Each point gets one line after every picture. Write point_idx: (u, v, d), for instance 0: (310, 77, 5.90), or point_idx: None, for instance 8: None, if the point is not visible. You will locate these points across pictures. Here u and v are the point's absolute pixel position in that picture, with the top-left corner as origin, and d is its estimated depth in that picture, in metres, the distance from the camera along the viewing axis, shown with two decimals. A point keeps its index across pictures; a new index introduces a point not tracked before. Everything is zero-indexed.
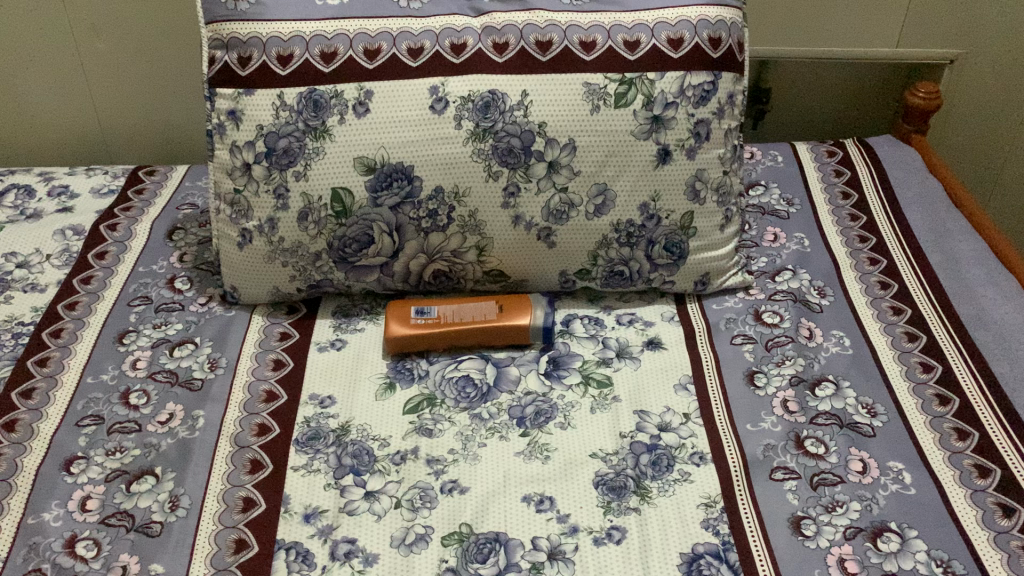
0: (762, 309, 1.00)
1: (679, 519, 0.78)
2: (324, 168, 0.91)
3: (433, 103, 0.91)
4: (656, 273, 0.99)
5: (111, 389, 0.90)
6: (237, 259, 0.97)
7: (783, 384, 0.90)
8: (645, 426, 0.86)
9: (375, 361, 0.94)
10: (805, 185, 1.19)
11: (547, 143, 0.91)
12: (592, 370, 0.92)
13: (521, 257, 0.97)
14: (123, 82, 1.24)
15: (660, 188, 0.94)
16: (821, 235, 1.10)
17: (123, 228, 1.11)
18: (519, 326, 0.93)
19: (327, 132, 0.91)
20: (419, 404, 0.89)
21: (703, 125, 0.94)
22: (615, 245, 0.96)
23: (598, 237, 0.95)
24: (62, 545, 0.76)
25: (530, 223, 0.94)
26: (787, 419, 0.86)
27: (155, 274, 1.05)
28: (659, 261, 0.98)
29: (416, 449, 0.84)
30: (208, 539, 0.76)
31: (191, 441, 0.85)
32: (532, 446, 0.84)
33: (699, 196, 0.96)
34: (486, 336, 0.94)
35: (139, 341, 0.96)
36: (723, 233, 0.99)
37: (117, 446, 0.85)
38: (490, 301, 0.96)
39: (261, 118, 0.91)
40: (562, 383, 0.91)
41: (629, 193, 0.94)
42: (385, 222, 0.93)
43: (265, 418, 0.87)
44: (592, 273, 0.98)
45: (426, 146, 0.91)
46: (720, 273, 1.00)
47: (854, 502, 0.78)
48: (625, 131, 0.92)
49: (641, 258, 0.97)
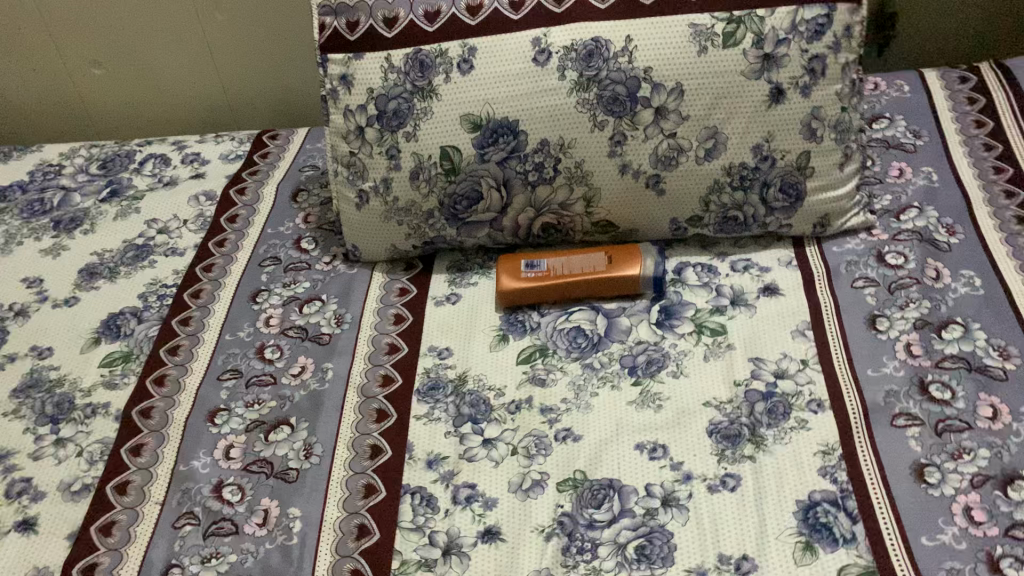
0: (885, 249, 0.96)
1: (795, 466, 0.77)
2: (433, 127, 0.93)
3: (535, 55, 0.90)
4: (771, 217, 0.96)
5: (248, 345, 0.97)
6: (356, 219, 1.00)
7: (907, 327, 0.87)
8: (761, 373, 0.85)
9: (489, 313, 0.97)
10: (935, 115, 1.12)
11: (653, 90, 0.90)
12: (705, 318, 0.92)
13: (630, 206, 0.96)
14: (242, 51, 1.29)
15: (773, 129, 0.91)
16: (951, 168, 1.04)
17: (251, 192, 1.17)
18: (629, 277, 0.93)
19: (434, 91, 0.92)
20: (532, 354, 0.91)
21: (818, 60, 0.90)
22: (727, 190, 0.94)
23: (708, 183, 0.94)
24: (211, 490, 0.83)
25: (638, 171, 0.93)
26: (911, 364, 0.84)
27: (283, 235, 1.10)
28: (774, 205, 0.95)
29: (530, 399, 0.87)
30: (340, 484, 0.82)
31: (321, 393, 0.90)
32: (645, 394, 0.85)
33: (815, 135, 0.92)
34: (597, 288, 0.94)
35: (270, 299, 1.02)
36: (842, 173, 0.95)
37: (255, 398, 0.91)
38: (600, 252, 0.96)
39: (371, 81, 0.94)
40: (674, 331, 0.91)
41: (740, 136, 0.92)
42: (493, 177, 0.94)
43: (388, 370, 0.92)
44: (704, 219, 0.97)
45: (530, 99, 0.91)
46: (841, 214, 0.97)
47: (982, 449, 0.76)
48: (733, 72, 0.89)
49: (755, 202, 0.95)
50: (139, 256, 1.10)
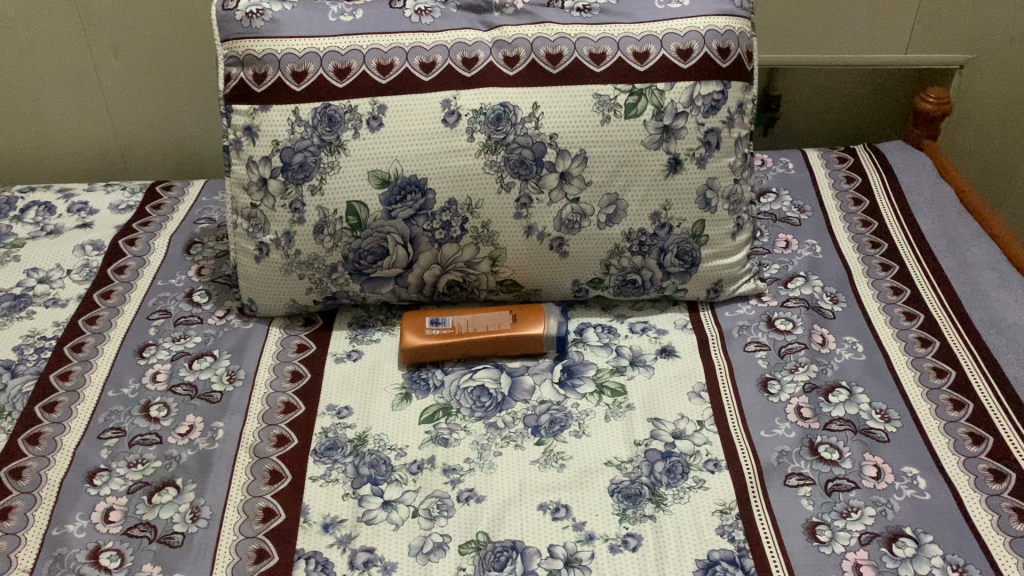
0: (775, 315, 1.00)
1: (694, 526, 0.78)
2: (340, 182, 0.93)
3: (445, 116, 0.92)
4: (668, 282, 0.99)
5: (132, 402, 0.92)
6: (255, 272, 0.98)
7: (797, 391, 0.91)
8: (660, 434, 0.86)
9: (391, 371, 0.95)
10: (817, 192, 1.19)
11: (558, 154, 0.92)
12: (606, 379, 0.93)
13: (533, 267, 0.97)
14: (138, 102, 1.26)
15: (672, 197, 0.95)
16: (833, 241, 1.10)
17: (141, 242, 1.13)
18: (533, 335, 0.94)
19: (342, 145, 0.92)
20: (435, 413, 0.90)
21: (713, 134, 0.94)
22: (628, 253, 0.97)
23: (610, 247, 0.96)
24: (86, 556, 0.77)
25: (542, 233, 0.95)
26: (801, 426, 0.87)
27: (174, 288, 1.06)
28: (671, 270, 0.98)
29: (432, 459, 0.85)
30: (230, 549, 0.78)
31: (211, 452, 0.86)
32: (548, 454, 0.85)
33: (710, 204, 0.96)
34: (501, 346, 0.94)
35: (159, 354, 0.97)
36: (734, 242, 0.99)
37: (138, 458, 0.86)
38: (505, 310, 0.96)
39: (276, 133, 0.93)
40: (576, 391, 0.91)
41: (640, 203, 0.95)
42: (400, 234, 0.94)
43: (284, 429, 0.88)
44: (604, 281, 0.99)
45: (438, 158, 0.92)
46: (733, 280, 1.01)
47: (868, 507, 0.79)
48: (635, 141, 0.93)
49: (654, 267, 0.98)
50: (16, 307, 1.03)
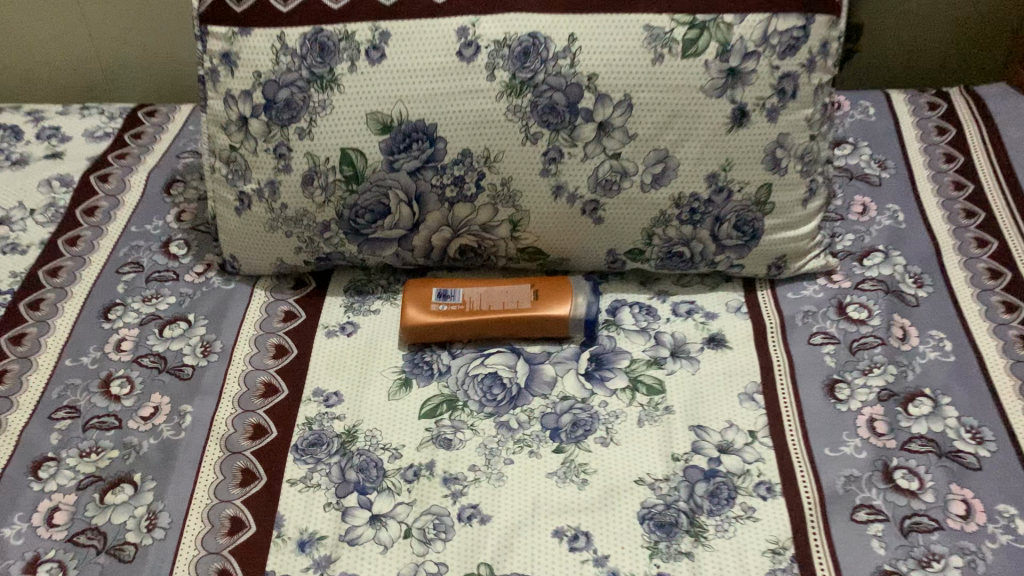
0: (846, 300, 0.84)
1: (740, 567, 0.65)
2: (333, 126, 0.77)
3: (461, 48, 0.75)
4: (722, 256, 0.83)
5: (91, 374, 0.79)
6: (236, 226, 0.84)
7: (870, 399, 0.76)
8: (703, 447, 0.72)
9: (389, 351, 0.81)
10: (901, 144, 1.01)
11: (597, 100, 0.76)
12: (642, 372, 0.78)
13: (561, 233, 0.82)
14: (120, 15, 1.10)
15: (734, 156, 0.78)
16: (918, 208, 0.93)
17: (116, 179, 0.98)
18: (557, 318, 0.79)
19: (335, 81, 0.76)
20: (438, 407, 0.76)
21: (789, 80, 0.77)
22: (675, 222, 0.81)
23: (655, 214, 0.80)
24: (22, 569, 0.66)
25: (574, 195, 0.79)
26: (873, 444, 0.72)
27: (149, 236, 0.92)
28: (726, 242, 0.82)
29: (431, 464, 0.72)
30: (188, 568, 0.66)
31: (177, 443, 0.74)
32: (568, 466, 0.71)
33: (780, 166, 0.79)
34: (520, 328, 0.80)
35: (126, 316, 0.84)
36: (805, 210, 0.82)
37: (92, 445, 0.74)
38: (525, 283, 0.82)
39: (258, 63, 0.77)
40: (605, 387, 0.77)
41: (695, 162, 0.78)
42: (404, 190, 0.79)
43: (261, 417, 0.76)
44: (645, 253, 0.83)
45: (451, 100, 0.76)
46: (799, 255, 0.84)
47: (954, 556, 0.65)
48: (691, 87, 0.75)
49: (705, 238, 0.81)
50: None
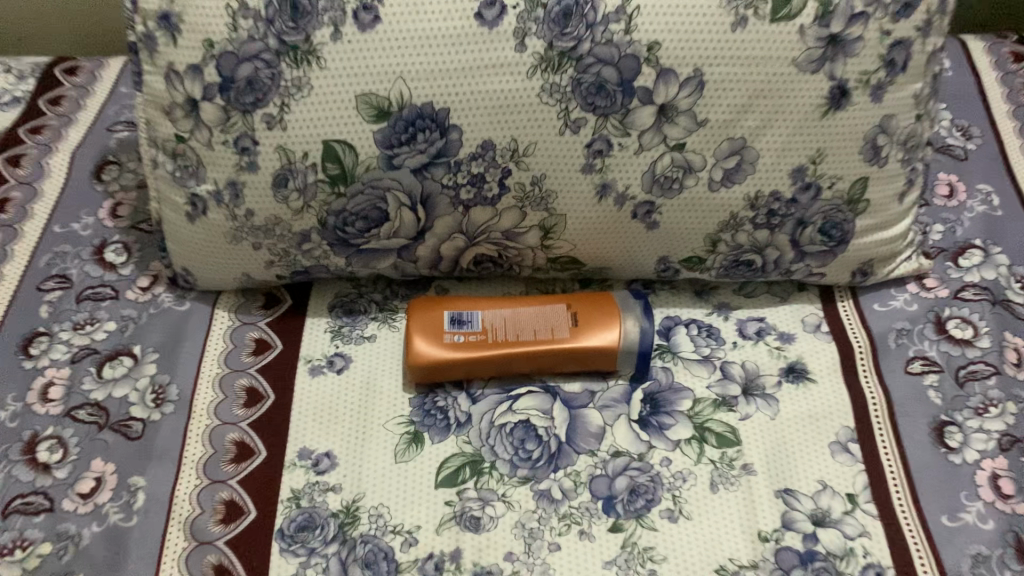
0: (946, 314, 0.69)
1: None
2: (311, 112, 0.59)
3: (481, 8, 0.56)
4: (801, 264, 0.67)
5: (11, 435, 0.62)
6: (189, 236, 0.65)
7: (990, 449, 0.62)
8: (795, 521, 0.58)
9: (392, 393, 0.65)
10: (985, 105, 0.84)
11: (658, 78, 0.58)
12: (709, 418, 0.63)
13: (604, 240, 0.65)
14: None
15: (826, 146, 0.61)
16: (1016, 189, 0.77)
17: (31, 160, 0.78)
18: (603, 352, 0.64)
19: (313, 53, 0.57)
20: (460, 471, 0.61)
21: (901, 49, 0.59)
22: (748, 227, 0.64)
23: (723, 217, 0.64)
24: None
25: (623, 195, 0.62)
26: (1001, 511, 0.59)
27: (77, 239, 0.73)
28: (808, 249, 0.66)
29: (457, 554, 0.57)
30: None
31: (127, 531, 0.58)
32: (629, 552, 0.57)
33: (879, 156, 0.63)
34: (558, 362, 0.64)
35: (53, 352, 0.66)
36: (901, 206, 0.67)
37: (16, 538, 0.57)
38: (561, 302, 0.66)
39: (208, 28, 0.57)
40: (665, 439, 0.62)
41: (778, 154, 0.61)
42: (407, 192, 0.62)
43: (235, 492, 0.60)
44: (706, 262, 0.67)
45: (467, 77, 0.58)
46: (889, 259, 0.69)
47: None
48: (782, 59, 0.58)
49: (783, 245, 0.65)
50: None
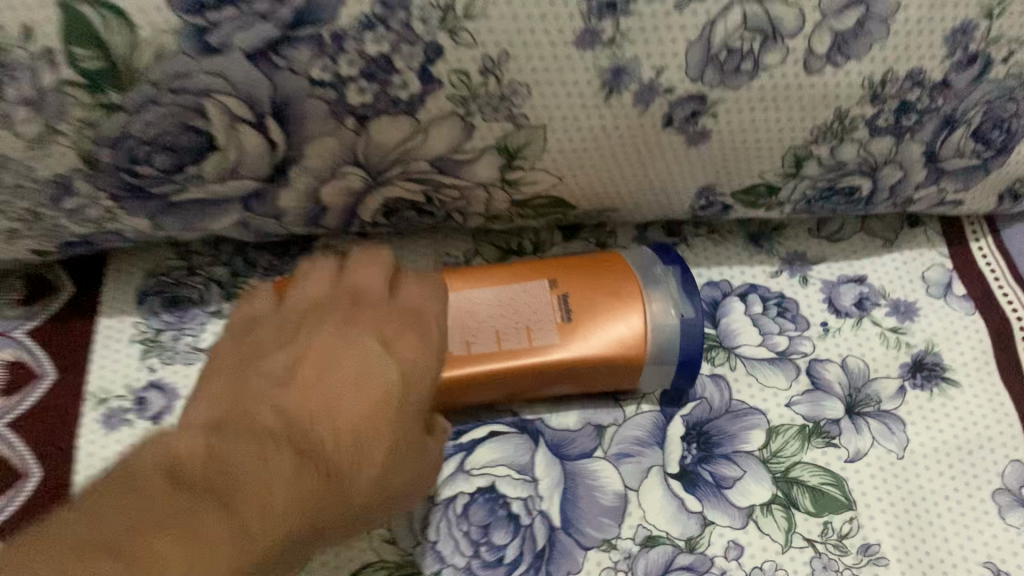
0: None
1: None
2: None
3: None
4: (929, 189, 0.41)
5: None
6: None
7: None
8: None
9: None
10: None
11: None
12: (799, 465, 0.38)
13: (610, 165, 0.38)
14: None
15: None
16: None
17: None
18: (621, 364, 0.37)
19: None
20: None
21: None
22: (860, 133, 0.37)
23: (821, 117, 0.36)
24: None
25: (649, 88, 0.34)
26: None
27: None
28: (948, 165, 0.39)
29: None
30: None
31: None
32: None
33: None
34: (542, 383, 0.38)
35: None
36: None
37: None
38: (540, 279, 0.39)
39: None
40: (728, 509, 0.37)
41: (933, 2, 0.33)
42: (245, 102, 0.32)
43: None
44: (778, 194, 0.40)
45: None
46: None
47: None
48: None
49: (910, 161, 0.39)
50: None
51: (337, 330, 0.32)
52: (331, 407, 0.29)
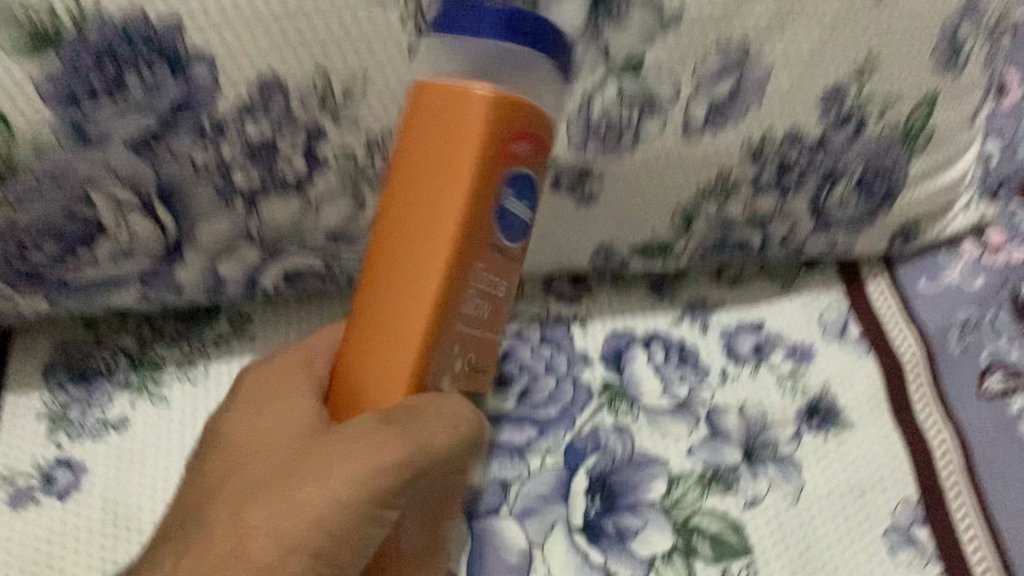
0: None
1: None
2: None
3: None
4: (821, 239, 0.42)
5: None
6: None
7: None
8: None
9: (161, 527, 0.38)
10: None
11: None
12: (699, 514, 0.39)
13: None
14: None
15: (880, 46, 0.35)
16: None
17: None
18: (477, 116, 0.26)
19: None
20: None
21: None
22: (746, 192, 0.38)
23: (705, 178, 0.37)
24: None
25: None
26: None
27: None
28: (835, 216, 0.40)
29: None
30: None
31: None
32: None
33: (959, 57, 0.37)
34: (400, 297, 0.27)
35: None
36: (971, 129, 0.41)
37: None
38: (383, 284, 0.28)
39: None
40: (632, 562, 0.38)
41: (804, 71, 0.35)
42: (132, 188, 0.33)
43: None
44: (674, 249, 0.41)
45: None
46: (942, 213, 0.44)
47: None
48: None
49: (798, 215, 0.40)
50: None
51: (247, 407, 0.32)
52: (269, 443, 0.30)
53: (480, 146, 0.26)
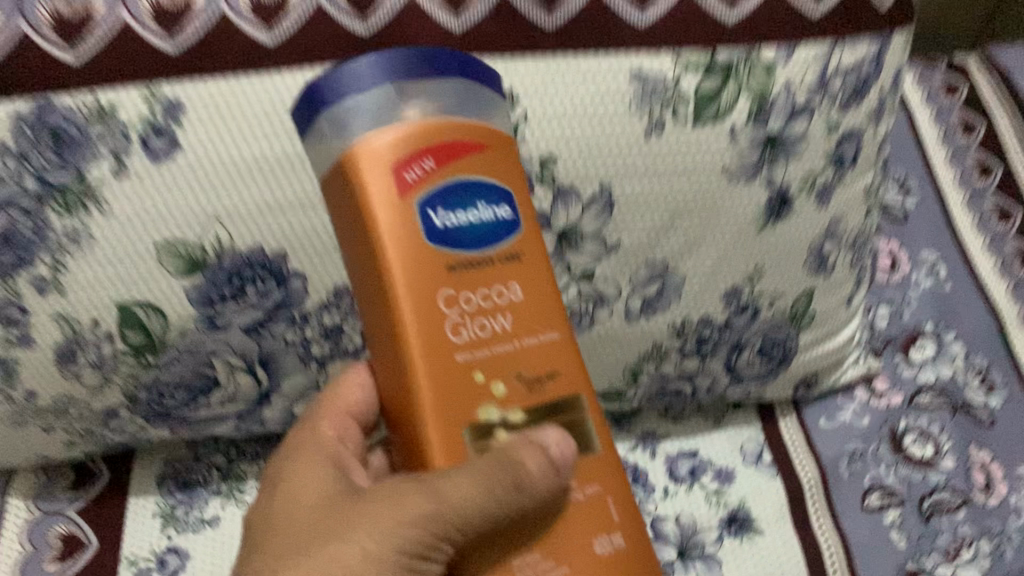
0: (903, 429, 0.57)
1: None
2: (95, 274, 0.43)
3: None
4: (737, 387, 0.56)
5: None
6: None
7: None
8: None
9: None
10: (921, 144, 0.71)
11: (557, 199, 0.45)
12: None
13: None
14: None
15: (765, 261, 0.49)
16: (962, 253, 0.65)
17: None
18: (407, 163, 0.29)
19: (84, 197, 0.41)
20: None
21: (851, 143, 0.46)
22: (674, 356, 0.53)
23: (643, 347, 0.52)
24: None
25: None
26: None
27: None
28: (745, 372, 0.55)
29: None
30: None
31: None
32: None
33: (827, 264, 0.51)
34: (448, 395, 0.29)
35: None
36: (847, 311, 0.54)
37: None
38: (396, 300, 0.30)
39: None
40: None
41: (709, 276, 0.49)
42: (240, 356, 0.48)
43: None
44: (626, 395, 0.55)
45: (313, 213, 0.43)
46: (835, 368, 0.57)
47: None
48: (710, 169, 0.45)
49: (716, 372, 0.54)
50: None
51: (305, 511, 0.33)
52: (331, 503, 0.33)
53: (405, 192, 0.29)
